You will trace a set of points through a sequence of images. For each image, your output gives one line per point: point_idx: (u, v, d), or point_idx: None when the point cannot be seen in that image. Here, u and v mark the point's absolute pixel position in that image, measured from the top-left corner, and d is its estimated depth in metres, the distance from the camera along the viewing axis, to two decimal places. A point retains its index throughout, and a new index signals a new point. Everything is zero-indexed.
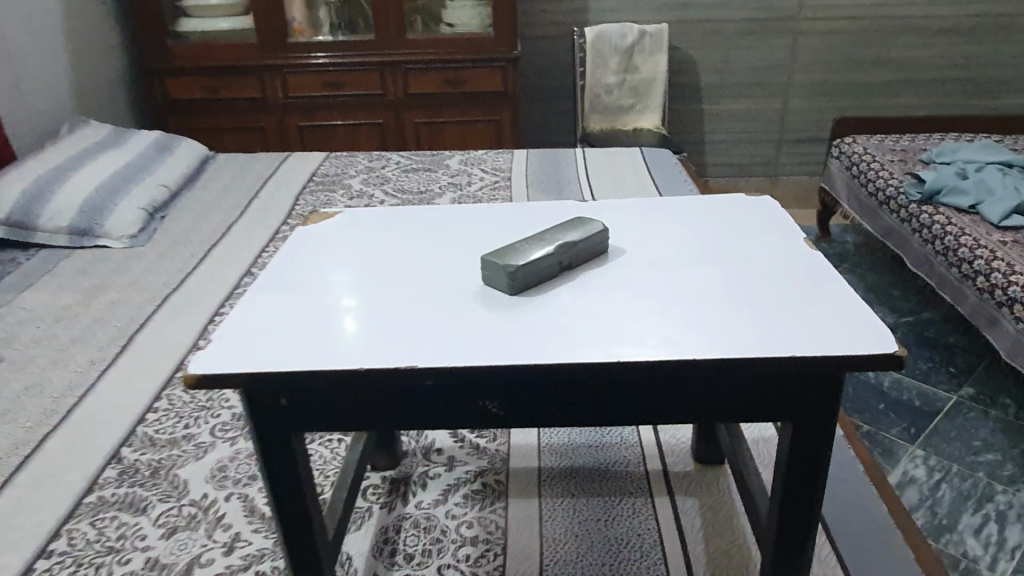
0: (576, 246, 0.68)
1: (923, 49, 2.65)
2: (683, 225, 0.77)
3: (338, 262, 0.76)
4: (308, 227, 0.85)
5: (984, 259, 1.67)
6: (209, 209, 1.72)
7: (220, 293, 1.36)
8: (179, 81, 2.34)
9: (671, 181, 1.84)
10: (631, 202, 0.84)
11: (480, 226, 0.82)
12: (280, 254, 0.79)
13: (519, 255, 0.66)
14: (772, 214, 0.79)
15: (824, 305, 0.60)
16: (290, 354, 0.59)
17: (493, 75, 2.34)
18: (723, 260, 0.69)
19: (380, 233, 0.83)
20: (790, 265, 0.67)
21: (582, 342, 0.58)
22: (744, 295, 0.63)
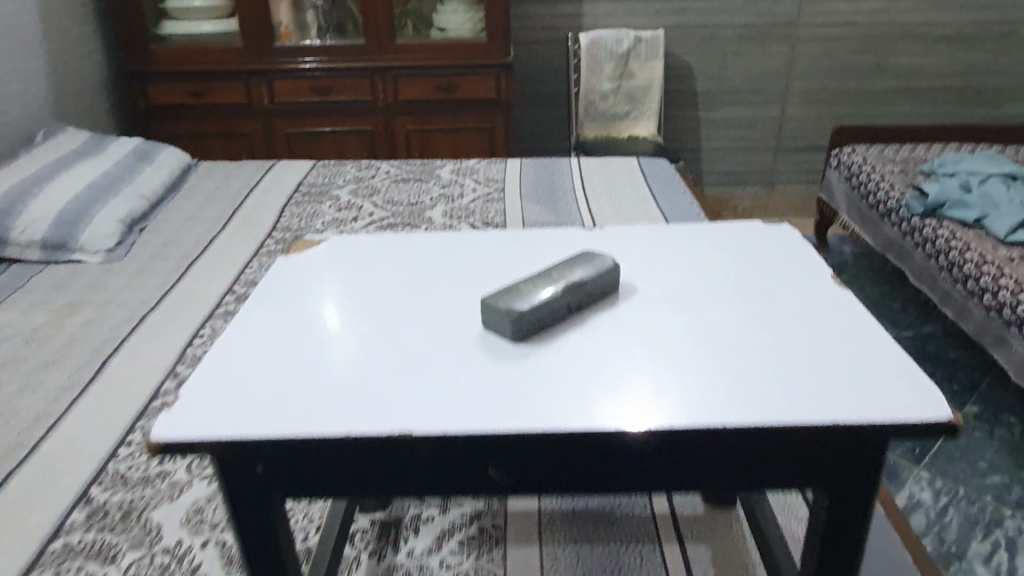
0: (582, 288, 0.63)
1: (921, 58, 2.61)
2: (699, 259, 0.72)
3: (326, 296, 0.70)
4: (293, 253, 0.79)
5: (990, 276, 1.62)
6: (190, 219, 1.65)
7: (199, 312, 1.29)
8: (162, 85, 2.27)
9: (669, 193, 1.79)
10: (642, 230, 0.79)
11: (480, 256, 0.77)
12: (263, 285, 0.73)
13: (518, 299, 0.60)
14: (793, 246, 0.74)
15: (865, 357, 0.56)
16: (283, 408, 0.53)
17: (485, 82, 2.28)
18: (745, 300, 0.64)
19: (368, 261, 0.78)
20: (819, 308, 0.62)
21: (595, 400, 0.52)
22: (776, 341, 0.59)
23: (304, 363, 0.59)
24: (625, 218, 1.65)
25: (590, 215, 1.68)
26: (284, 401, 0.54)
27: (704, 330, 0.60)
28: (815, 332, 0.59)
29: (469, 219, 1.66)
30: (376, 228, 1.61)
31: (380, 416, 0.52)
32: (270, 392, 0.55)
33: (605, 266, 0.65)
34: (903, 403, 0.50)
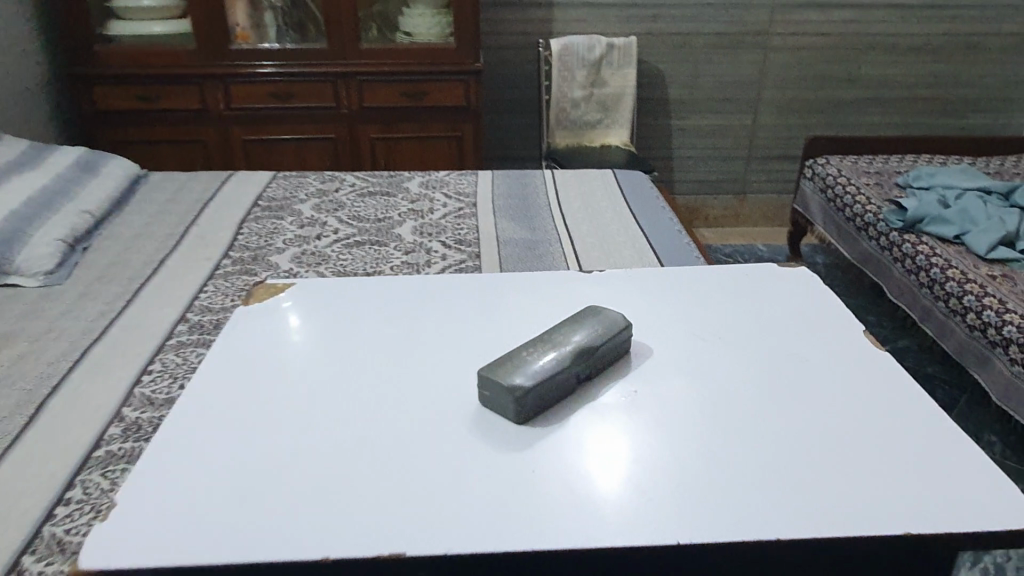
0: (593, 352, 0.69)
1: (891, 67, 2.60)
2: (693, 337, 0.76)
3: (287, 382, 0.72)
4: (243, 335, 0.81)
5: (974, 294, 1.59)
6: (140, 236, 1.53)
7: (149, 342, 1.17)
8: (109, 89, 2.13)
9: (648, 207, 1.72)
10: (625, 303, 0.83)
11: (443, 330, 0.80)
12: (215, 372, 0.74)
13: (524, 368, 0.66)
14: (778, 322, 0.79)
15: (917, 428, 0.63)
16: (384, 511, 0.56)
17: (455, 89, 2.19)
18: (747, 385, 0.68)
19: (372, 328, 0.81)
20: (815, 397, 0.67)
21: (567, 510, 0.55)
22: (825, 416, 0.65)
23: (386, 453, 0.62)
24: (604, 235, 1.58)
25: (567, 232, 1.60)
26: (363, 501, 0.57)
27: (754, 403, 0.66)
28: (854, 401, 0.67)
29: (440, 236, 1.57)
30: (342, 247, 1.51)
31: (370, 533, 0.54)
32: (343, 494, 0.58)
33: (615, 327, 0.71)
34: (978, 481, 0.58)
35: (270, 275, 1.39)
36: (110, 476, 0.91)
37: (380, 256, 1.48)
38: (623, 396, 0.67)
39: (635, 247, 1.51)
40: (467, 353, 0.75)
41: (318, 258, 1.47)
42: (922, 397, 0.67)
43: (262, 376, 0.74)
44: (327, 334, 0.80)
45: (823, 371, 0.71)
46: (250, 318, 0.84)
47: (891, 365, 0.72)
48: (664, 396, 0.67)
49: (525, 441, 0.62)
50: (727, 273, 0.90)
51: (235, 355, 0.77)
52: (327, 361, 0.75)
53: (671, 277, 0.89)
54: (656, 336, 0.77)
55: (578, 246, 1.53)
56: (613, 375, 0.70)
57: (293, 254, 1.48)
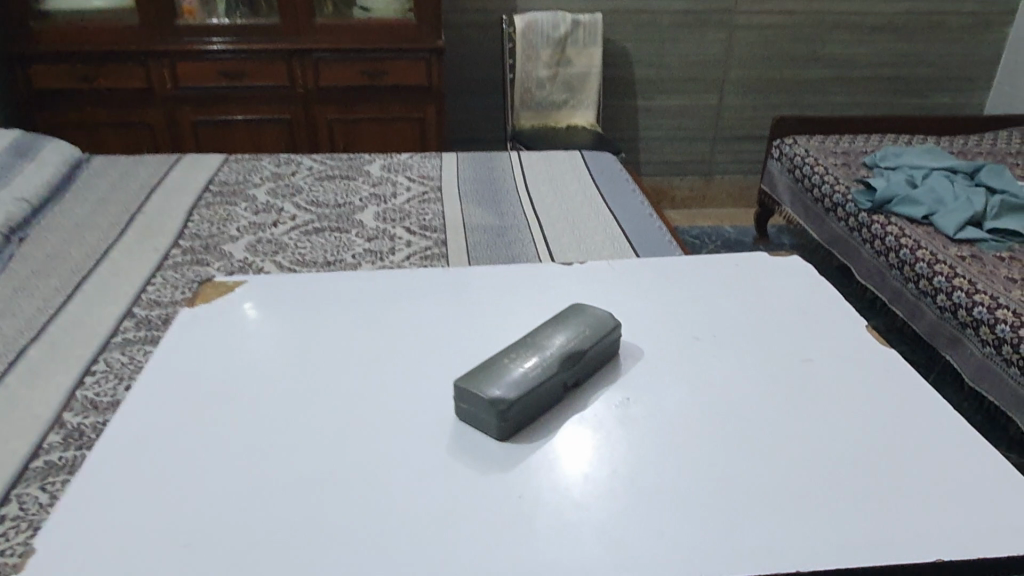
0: (581, 358, 0.64)
1: (856, 46, 2.59)
2: (680, 335, 0.72)
3: (251, 394, 0.66)
4: (198, 339, 0.74)
5: (943, 275, 1.58)
6: (82, 225, 1.43)
7: (91, 342, 1.09)
8: (46, 68, 2.00)
9: (618, 189, 1.68)
10: (609, 300, 0.78)
11: (422, 332, 0.74)
12: (170, 381, 0.68)
13: (505, 378, 0.61)
14: (770, 317, 0.75)
15: (925, 429, 0.60)
16: (364, 544, 0.51)
17: (416, 67, 2.11)
18: (740, 388, 0.64)
19: (340, 330, 0.75)
20: (812, 400, 0.63)
21: (565, 538, 0.50)
22: (831, 421, 0.61)
23: (365, 474, 0.57)
24: (574, 219, 1.53)
25: (535, 217, 1.55)
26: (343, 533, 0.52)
27: (753, 409, 0.62)
28: (859, 403, 0.63)
29: (404, 222, 1.50)
30: (300, 234, 1.44)
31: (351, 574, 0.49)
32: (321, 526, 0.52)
33: (603, 326, 0.67)
34: (994, 486, 0.55)
35: (222, 266, 1.31)
36: (49, 489, 0.84)
37: (341, 243, 1.41)
38: (615, 404, 0.63)
39: (607, 231, 1.47)
40: (446, 358, 0.70)
41: (275, 247, 1.39)
42: (928, 394, 0.64)
43: (217, 390, 0.67)
44: (290, 338, 0.74)
45: (825, 371, 0.67)
46: (202, 323, 0.77)
47: (893, 360, 0.69)
48: (660, 403, 0.63)
49: (511, 460, 0.57)
50: (713, 263, 0.86)
51: (186, 366, 0.70)
52: (291, 370, 0.69)
53: (655, 268, 0.84)
54: (642, 336, 0.72)
55: (547, 231, 1.48)
56: (603, 379, 0.66)
57: (248, 243, 1.40)
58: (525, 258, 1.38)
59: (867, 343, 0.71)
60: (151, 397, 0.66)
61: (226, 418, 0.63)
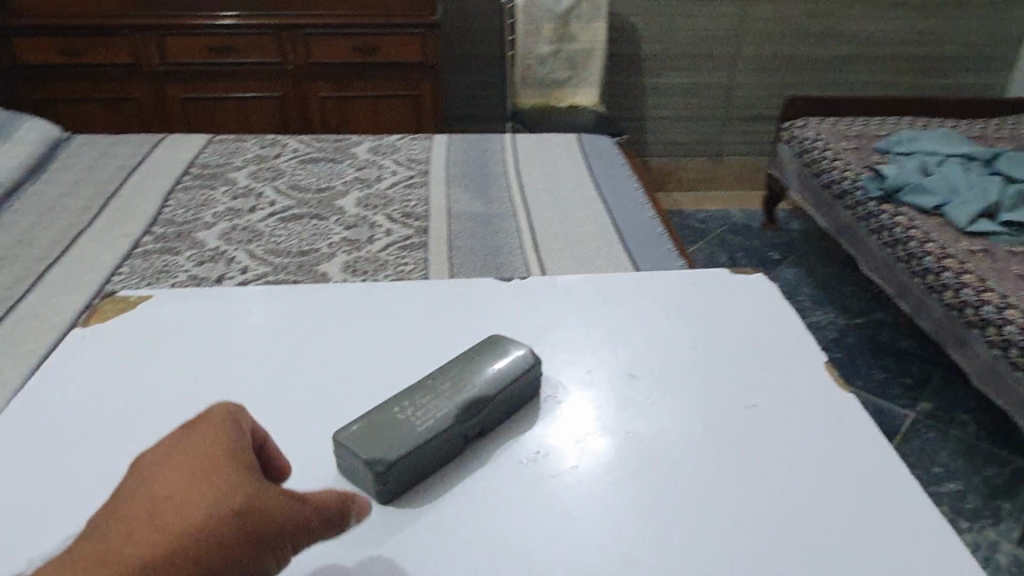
0: (484, 408, 0.51)
1: (877, 23, 2.47)
2: (630, 340, 0.60)
3: (140, 394, 0.57)
4: (113, 322, 0.65)
5: (952, 271, 1.50)
6: (53, 209, 1.40)
7: (45, 336, 1.05)
8: (30, 41, 1.96)
9: (613, 177, 1.61)
10: (566, 304, 0.65)
11: (348, 339, 0.61)
12: (62, 372, 0.59)
13: (386, 438, 0.48)
14: (754, 326, 0.62)
15: (888, 477, 0.49)
16: None
17: (410, 43, 2.03)
18: (675, 406, 0.53)
19: (226, 359, 0.60)
20: (768, 426, 0.52)
21: None
22: (770, 481, 0.48)
23: None
24: (563, 209, 1.46)
25: (523, 204, 1.48)
26: None
27: (681, 436, 0.51)
28: (814, 479, 0.48)
29: (385, 209, 1.44)
30: (276, 221, 1.39)
31: None
32: None
33: (518, 366, 0.53)
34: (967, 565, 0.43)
35: (192, 254, 1.26)
36: None
37: (318, 231, 1.36)
38: (521, 462, 0.49)
39: (596, 222, 1.40)
40: (345, 402, 0.55)
41: (250, 234, 1.34)
42: (900, 468, 0.49)
43: (60, 449, 0.52)
44: (165, 371, 0.59)
45: (774, 427, 0.52)
46: (73, 349, 0.62)
47: (858, 412, 0.53)
48: (554, 479, 0.48)
49: (380, 531, 0.45)
50: (697, 274, 0.70)
51: (33, 411, 0.56)
52: (156, 418, 0.54)
53: (619, 280, 0.68)
54: (581, 341, 0.60)
55: (534, 221, 1.42)
56: (515, 434, 0.52)
57: (221, 230, 1.35)
58: (510, 249, 1.32)
59: (833, 388, 0.56)
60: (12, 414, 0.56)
61: (62, 498, 0.48)
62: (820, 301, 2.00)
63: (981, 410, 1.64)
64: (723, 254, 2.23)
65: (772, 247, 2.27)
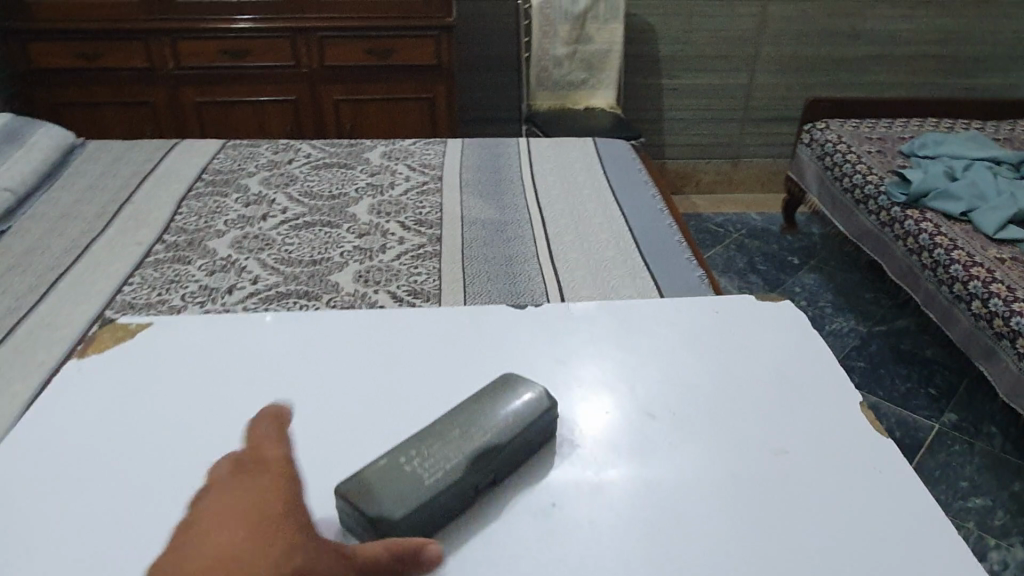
0: (497, 455, 0.48)
1: (900, 22, 2.42)
2: (649, 373, 0.58)
3: (144, 425, 0.55)
4: (118, 348, 0.64)
5: (980, 280, 1.46)
6: (65, 215, 1.39)
7: (57, 346, 1.03)
8: (45, 46, 1.96)
9: (629, 182, 1.58)
10: (580, 333, 0.62)
11: (354, 367, 0.60)
12: (66, 399, 0.58)
13: (392, 487, 0.45)
14: (778, 358, 0.60)
15: (921, 524, 0.46)
16: None
17: (425, 46, 2.01)
18: (697, 447, 0.51)
19: (228, 392, 0.58)
20: (794, 465, 0.50)
21: None
22: (797, 527, 0.46)
23: None
24: (579, 215, 1.43)
25: (538, 211, 1.46)
26: None
27: (704, 480, 0.49)
28: (840, 524, 0.46)
29: (398, 216, 1.42)
30: (289, 228, 1.37)
31: None
32: None
33: (534, 410, 0.50)
34: None
35: (203, 263, 1.25)
36: None
37: (330, 239, 1.34)
38: (536, 515, 0.47)
39: (613, 229, 1.37)
40: (357, 441, 0.52)
41: (261, 242, 1.32)
42: (935, 514, 0.47)
43: (56, 485, 0.51)
44: (165, 405, 0.57)
45: (803, 475, 0.49)
46: (70, 379, 0.60)
47: (884, 452, 0.51)
48: (570, 530, 0.46)
49: None
50: (718, 300, 0.67)
51: (28, 445, 0.54)
52: (157, 450, 0.53)
53: (637, 308, 0.66)
54: (598, 374, 0.58)
55: (550, 228, 1.39)
56: (528, 482, 0.49)
57: (233, 238, 1.33)
58: (524, 256, 1.29)
59: (865, 431, 0.53)
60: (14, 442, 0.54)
61: (50, 541, 0.47)
62: (842, 309, 1.95)
63: (1008, 422, 1.59)
64: (741, 258, 2.20)
65: (791, 252, 2.23)
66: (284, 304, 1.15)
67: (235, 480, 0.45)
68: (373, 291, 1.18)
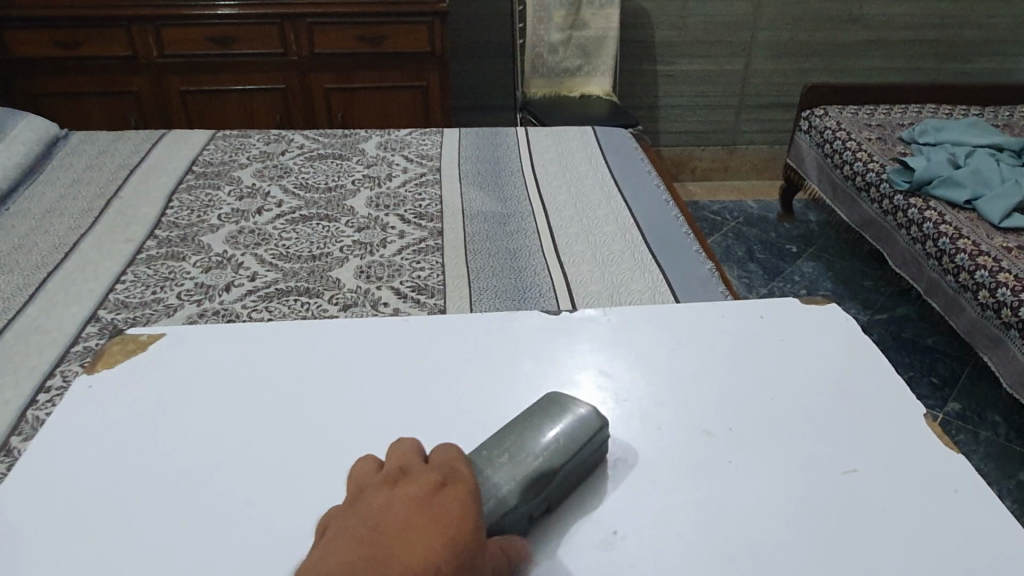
0: (552, 481, 0.46)
1: (897, 6, 2.39)
2: (692, 393, 0.56)
3: (165, 449, 0.52)
4: (131, 364, 0.60)
5: (988, 269, 1.44)
6: (52, 211, 1.34)
7: (48, 350, 0.99)
8: (22, 34, 1.89)
9: (632, 171, 1.55)
10: (617, 349, 0.60)
11: (381, 385, 0.57)
12: (84, 418, 0.55)
13: None
14: (825, 373, 0.58)
15: (996, 547, 0.44)
16: None
17: (418, 32, 1.96)
18: (751, 473, 0.49)
19: (256, 413, 0.55)
20: (858, 490, 0.48)
21: None
22: (868, 556, 0.44)
23: None
24: (583, 207, 1.40)
25: (541, 202, 1.42)
26: None
27: (766, 508, 0.47)
28: (911, 550, 0.44)
29: (398, 209, 1.38)
30: (285, 223, 1.33)
31: None
32: None
33: (585, 432, 0.48)
34: None
35: (198, 260, 1.21)
36: None
37: (329, 234, 1.30)
38: (596, 547, 0.45)
39: (619, 221, 1.34)
40: (383, 460, 0.49)
41: (258, 237, 1.28)
42: (1008, 537, 0.45)
43: (74, 511, 0.48)
44: (189, 426, 0.54)
45: (869, 501, 0.47)
46: (82, 398, 0.57)
47: (946, 471, 0.49)
48: (630, 567, 0.43)
49: None
50: (756, 311, 0.65)
51: (36, 472, 0.51)
52: (182, 477, 0.50)
53: (674, 317, 0.64)
54: (639, 395, 0.56)
55: (553, 221, 1.35)
56: (581, 507, 0.47)
57: (228, 234, 1.29)
58: (528, 252, 1.25)
59: (934, 448, 0.51)
60: (27, 466, 0.51)
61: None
62: (842, 297, 1.94)
63: (1011, 410, 1.58)
64: (739, 247, 2.18)
65: (789, 240, 2.22)
66: (285, 301, 1.10)
67: (428, 471, 0.43)
68: (377, 287, 1.14)
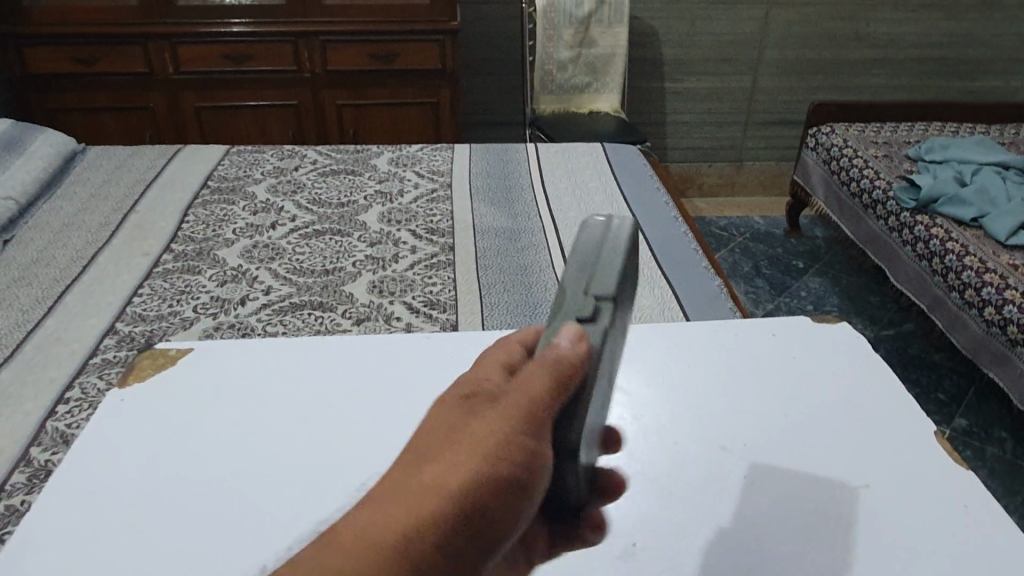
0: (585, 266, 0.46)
1: (903, 25, 2.41)
2: (705, 407, 0.57)
3: (194, 461, 0.53)
4: (160, 379, 0.62)
5: (993, 287, 1.45)
6: (70, 225, 1.36)
7: (67, 361, 1.00)
8: (40, 51, 1.93)
9: (641, 186, 1.57)
10: (634, 365, 0.61)
11: (401, 400, 0.58)
12: (113, 433, 0.56)
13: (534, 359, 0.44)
14: (837, 390, 0.59)
15: (1000, 559, 0.45)
16: None
17: (429, 50, 1.99)
18: (761, 488, 0.50)
19: (280, 426, 0.56)
20: (866, 503, 0.49)
21: None
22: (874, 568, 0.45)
23: None
24: None
25: (551, 218, 1.44)
26: None
27: (772, 523, 0.48)
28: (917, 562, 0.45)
29: (410, 224, 1.40)
30: (299, 238, 1.34)
31: None
32: None
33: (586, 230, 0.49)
34: None
35: (214, 274, 1.22)
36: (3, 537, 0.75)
37: (342, 249, 1.31)
38: (615, 559, 0.46)
39: None
40: None
41: (272, 252, 1.30)
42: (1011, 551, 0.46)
43: (107, 522, 0.49)
44: (216, 439, 0.55)
45: (877, 515, 0.48)
46: (114, 412, 0.58)
47: (952, 485, 0.50)
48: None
49: None
50: (769, 328, 0.66)
51: (71, 484, 0.52)
52: (211, 488, 0.51)
53: (688, 335, 0.65)
54: (654, 409, 0.57)
55: (562, 236, 1.37)
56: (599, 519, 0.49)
57: (243, 248, 1.31)
58: (539, 268, 1.26)
59: (941, 463, 0.52)
60: (61, 477, 0.52)
61: None
62: (848, 313, 1.95)
63: (1018, 427, 1.59)
64: (746, 262, 2.19)
65: (795, 255, 2.23)
66: (299, 315, 1.12)
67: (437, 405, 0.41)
68: (389, 302, 1.16)
